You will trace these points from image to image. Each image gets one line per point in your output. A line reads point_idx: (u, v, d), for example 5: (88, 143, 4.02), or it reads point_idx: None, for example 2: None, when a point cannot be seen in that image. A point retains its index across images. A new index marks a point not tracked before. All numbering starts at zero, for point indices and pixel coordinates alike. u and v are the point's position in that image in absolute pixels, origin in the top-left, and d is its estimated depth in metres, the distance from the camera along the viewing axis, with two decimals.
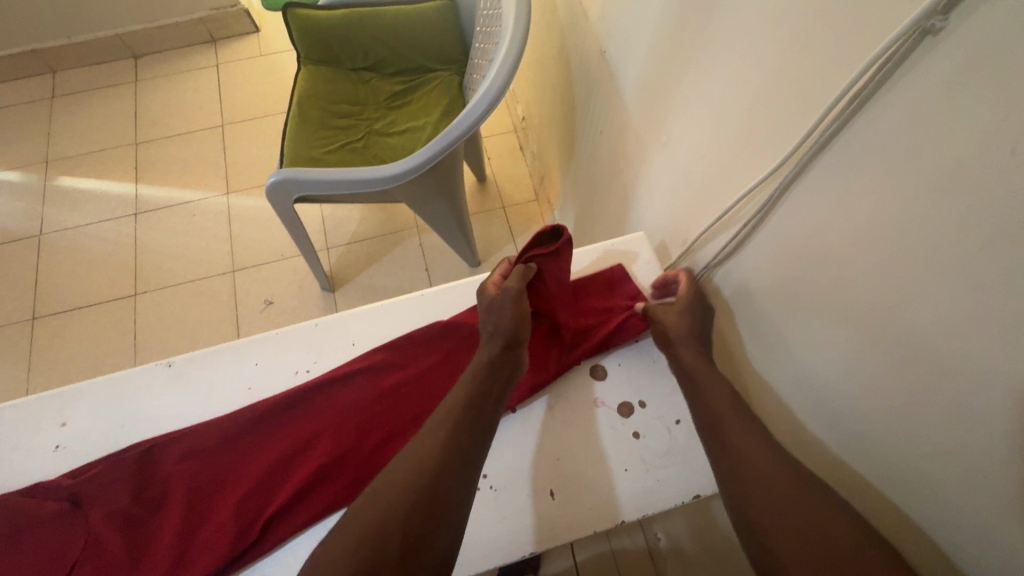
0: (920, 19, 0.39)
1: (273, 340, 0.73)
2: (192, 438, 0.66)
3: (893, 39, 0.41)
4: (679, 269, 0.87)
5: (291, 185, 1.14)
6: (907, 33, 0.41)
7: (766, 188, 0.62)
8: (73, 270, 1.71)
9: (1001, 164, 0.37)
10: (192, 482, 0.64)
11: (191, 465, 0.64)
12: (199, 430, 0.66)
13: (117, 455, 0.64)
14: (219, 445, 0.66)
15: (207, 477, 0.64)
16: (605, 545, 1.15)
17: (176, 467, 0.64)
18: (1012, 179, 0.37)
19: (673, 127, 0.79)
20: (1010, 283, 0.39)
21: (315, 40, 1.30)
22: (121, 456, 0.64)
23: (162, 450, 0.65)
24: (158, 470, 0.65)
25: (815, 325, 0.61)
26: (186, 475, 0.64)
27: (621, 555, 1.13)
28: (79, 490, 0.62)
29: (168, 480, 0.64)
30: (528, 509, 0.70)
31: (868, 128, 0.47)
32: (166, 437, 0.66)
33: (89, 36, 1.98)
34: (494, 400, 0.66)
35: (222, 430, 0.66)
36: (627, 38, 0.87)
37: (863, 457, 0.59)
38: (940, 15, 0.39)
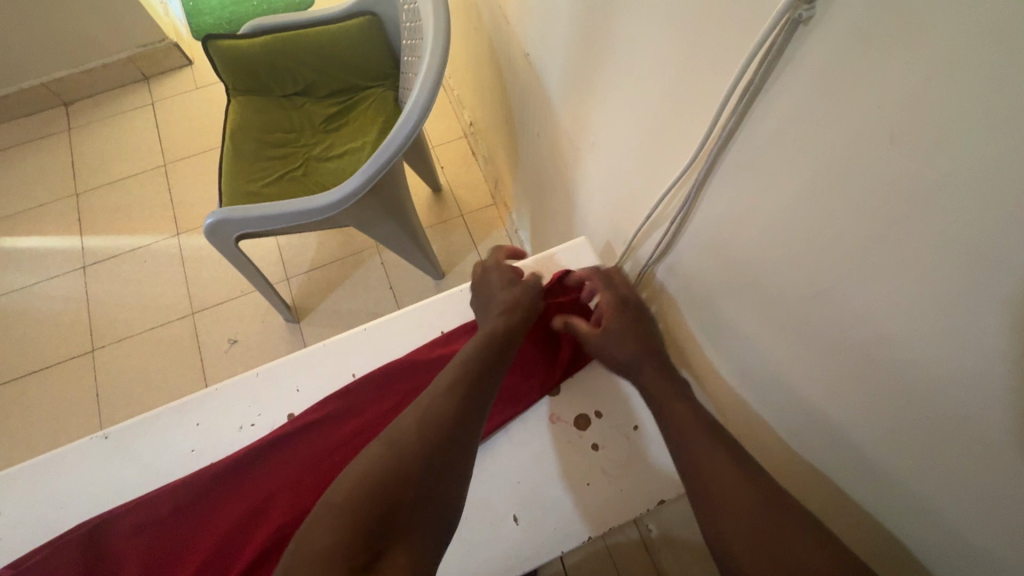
0: (788, 9, 0.40)
1: (212, 397, 0.70)
2: (144, 508, 0.60)
3: (769, 29, 0.41)
4: (624, 268, 0.86)
5: (231, 224, 1.11)
6: (781, 23, 0.41)
7: (685, 183, 0.62)
8: (24, 333, 1.64)
9: (884, 150, 0.38)
10: (146, 556, 0.58)
11: (143, 539, 0.59)
12: (150, 500, 0.61)
13: (62, 537, 0.58)
14: (175, 513, 0.60)
15: (160, 550, 0.59)
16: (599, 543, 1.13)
17: (127, 542, 0.59)
18: (896, 163, 0.37)
19: (598, 126, 0.78)
20: (913, 268, 0.39)
21: (240, 70, 1.26)
22: (67, 537, 0.58)
23: (111, 525, 0.59)
24: (106, 548, 0.58)
25: (751, 315, 0.60)
26: (137, 550, 0.58)
27: (615, 549, 1.12)
28: None
29: (117, 557, 0.58)
30: (495, 534, 0.68)
31: (766, 116, 0.48)
32: (115, 510, 0.60)
33: (13, 88, 1.90)
34: (479, 398, 0.63)
35: (174, 498, 0.61)
36: (545, 39, 0.85)
37: (814, 446, 0.59)
38: (806, 4, 0.40)
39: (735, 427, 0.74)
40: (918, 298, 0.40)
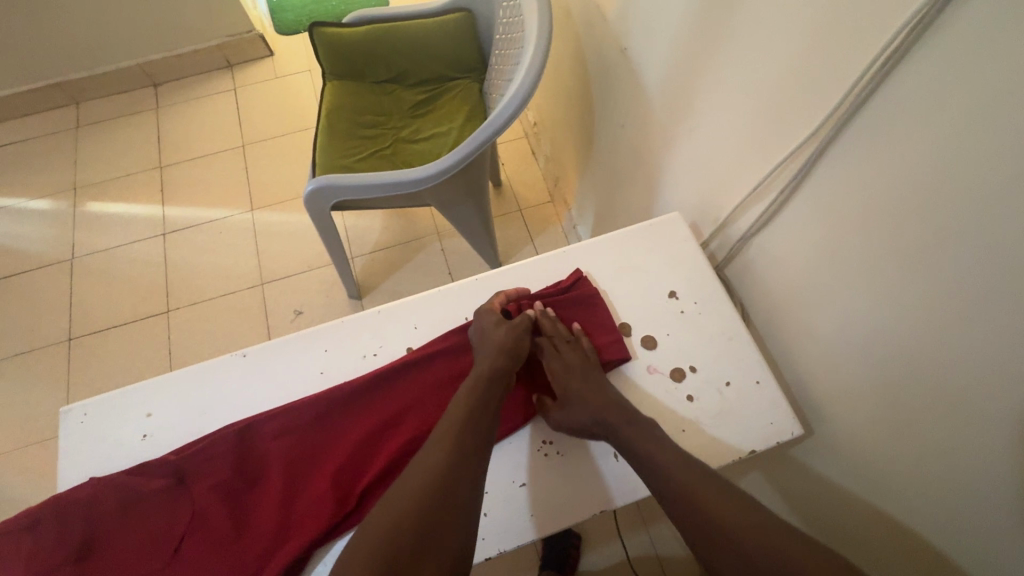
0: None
1: (340, 328, 0.77)
2: (285, 416, 0.69)
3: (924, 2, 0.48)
4: (712, 246, 0.92)
5: (327, 192, 1.20)
6: None
7: (802, 153, 0.68)
8: (106, 291, 1.75)
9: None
10: (288, 456, 0.68)
11: (287, 442, 0.68)
12: (292, 409, 0.70)
13: (219, 432, 0.68)
14: (315, 422, 0.70)
15: (303, 452, 0.68)
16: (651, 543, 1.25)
17: (273, 443, 0.68)
18: None
19: (701, 110, 0.85)
20: None
21: (341, 55, 1.37)
22: (222, 433, 0.68)
23: (257, 428, 0.69)
24: (255, 446, 0.69)
25: (857, 277, 0.66)
26: (283, 450, 0.68)
27: (666, 547, 1.23)
28: (182, 466, 0.66)
29: (265, 454, 0.68)
30: (592, 468, 0.71)
31: (905, 84, 0.54)
32: (262, 415, 0.70)
33: (111, 67, 2.05)
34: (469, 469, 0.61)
35: (313, 409, 0.70)
36: (649, 32, 0.93)
37: (905, 405, 0.63)
38: None
39: (817, 396, 0.78)
40: None
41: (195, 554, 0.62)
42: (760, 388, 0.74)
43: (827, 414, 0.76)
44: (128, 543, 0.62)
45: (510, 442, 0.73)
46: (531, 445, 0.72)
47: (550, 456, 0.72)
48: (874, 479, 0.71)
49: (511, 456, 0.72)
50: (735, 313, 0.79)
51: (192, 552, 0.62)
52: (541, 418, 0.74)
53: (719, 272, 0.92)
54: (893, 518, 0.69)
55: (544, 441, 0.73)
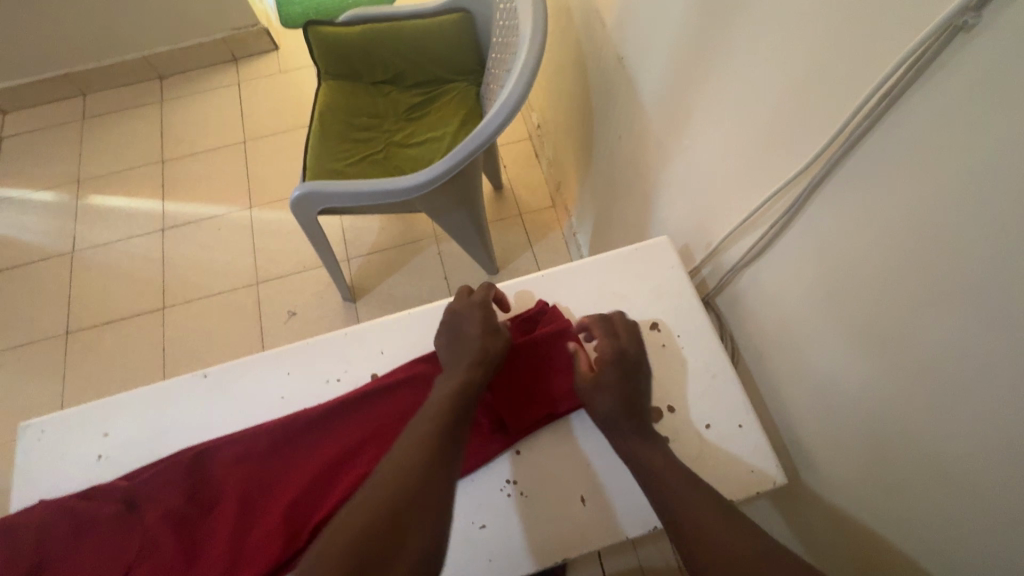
0: (954, 15, 0.41)
1: (305, 350, 0.74)
2: (242, 442, 0.67)
3: (927, 36, 0.43)
4: (703, 272, 0.87)
5: (314, 198, 1.17)
6: (942, 29, 0.42)
7: (797, 184, 0.63)
8: (104, 285, 1.76)
9: None
10: (243, 484, 0.65)
11: (243, 470, 0.66)
12: (250, 435, 0.67)
13: (173, 458, 0.66)
14: (272, 450, 0.67)
15: (258, 481, 0.66)
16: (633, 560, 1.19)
17: (228, 470, 0.66)
18: None
19: (696, 130, 0.80)
20: None
21: (336, 55, 1.33)
22: (176, 459, 0.66)
23: (213, 454, 0.67)
24: (210, 473, 0.66)
25: (851, 322, 0.61)
26: (238, 479, 0.65)
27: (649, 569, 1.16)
28: (133, 492, 0.64)
29: (219, 482, 0.66)
30: (557, 511, 0.67)
31: (905, 121, 0.48)
32: (218, 441, 0.67)
33: (117, 59, 2.05)
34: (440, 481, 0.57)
35: (271, 436, 0.67)
36: (646, 43, 0.88)
37: (897, 464, 0.58)
38: (974, 12, 0.40)
39: (806, 440, 0.73)
40: None
41: None
42: (742, 432, 0.70)
43: (816, 460, 0.72)
44: (71, 573, 0.60)
45: (469, 480, 0.69)
46: (494, 483, 0.69)
47: (513, 496, 0.68)
48: (861, 535, 0.67)
49: (471, 495, 0.68)
50: (721, 349, 0.74)
51: None
52: (505, 455, 0.70)
53: (709, 300, 0.87)
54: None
55: (507, 481, 0.69)
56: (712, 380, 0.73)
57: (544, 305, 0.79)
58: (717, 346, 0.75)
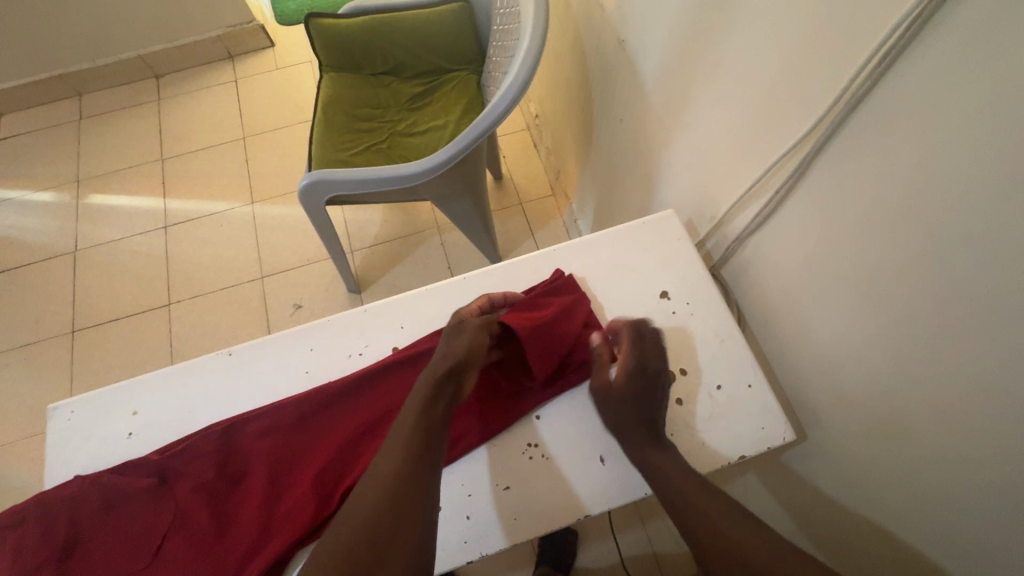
0: None
1: (326, 327, 0.76)
2: (269, 416, 0.69)
3: None
4: (708, 244, 0.90)
5: (322, 186, 1.19)
6: None
7: (798, 151, 0.65)
8: (108, 283, 1.77)
9: None
10: (272, 457, 0.67)
11: (271, 442, 0.68)
12: (276, 409, 0.69)
13: (202, 433, 0.68)
14: (298, 422, 0.69)
15: (285, 453, 0.68)
16: (648, 548, 1.23)
17: (256, 443, 0.68)
18: None
19: (698, 106, 0.83)
20: None
21: (338, 47, 1.35)
22: (205, 433, 0.68)
23: (241, 428, 0.69)
24: (238, 447, 0.68)
25: (854, 282, 0.64)
26: (266, 451, 0.68)
27: (664, 558, 1.21)
28: (165, 466, 0.66)
29: (248, 455, 0.68)
30: (579, 472, 0.69)
31: (901, 82, 0.51)
32: (246, 415, 0.69)
33: (113, 58, 2.05)
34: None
35: (296, 410, 0.69)
36: (646, 25, 0.91)
37: (902, 413, 0.61)
38: None
39: (812, 401, 0.76)
40: None
41: (175, 557, 0.61)
42: (750, 391, 0.73)
43: (822, 419, 0.75)
44: (110, 543, 0.62)
45: (492, 446, 0.71)
46: (516, 446, 0.71)
47: (534, 459, 0.70)
48: (868, 486, 0.70)
49: (495, 459, 0.70)
50: (728, 315, 0.77)
51: (173, 553, 0.61)
52: (526, 420, 0.73)
53: (715, 271, 0.90)
54: (889, 526, 0.68)
55: (529, 445, 0.71)
56: (722, 344, 0.75)
57: (561, 274, 0.80)
58: (725, 313, 0.77)
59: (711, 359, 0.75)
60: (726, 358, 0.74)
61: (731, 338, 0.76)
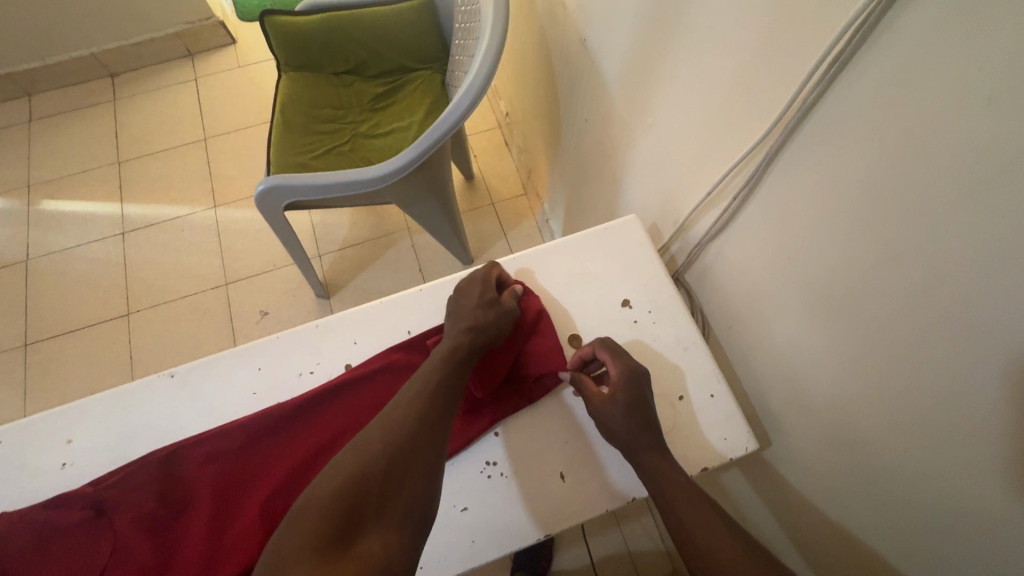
0: None
1: (275, 344, 0.73)
2: (214, 440, 0.66)
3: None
4: (672, 249, 0.88)
5: (279, 191, 1.14)
6: None
7: (754, 156, 0.64)
8: (63, 293, 1.69)
9: (980, 111, 0.40)
10: (217, 483, 0.64)
11: (217, 467, 0.65)
12: (222, 432, 0.66)
13: (142, 460, 0.64)
14: (246, 445, 0.66)
15: (233, 478, 0.65)
16: (623, 548, 1.22)
17: (202, 468, 0.65)
18: (990, 124, 0.40)
19: (659, 108, 0.81)
20: (998, 223, 0.42)
21: (296, 45, 1.30)
22: (147, 459, 0.64)
23: (185, 453, 0.65)
24: (183, 472, 0.65)
25: (815, 287, 0.63)
26: (212, 476, 0.64)
27: (639, 555, 1.21)
28: (102, 496, 0.62)
29: (194, 481, 0.64)
30: (538, 490, 0.67)
31: (853, 87, 0.50)
32: (190, 439, 0.66)
33: (64, 57, 1.96)
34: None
35: (243, 432, 0.66)
36: (607, 24, 0.89)
37: (864, 418, 0.61)
38: None
39: (776, 406, 0.75)
40: (997, 250, 0.42)
41: None
42: (713, 400, 0.71)
43: (786, 424, 0.74)
44: None
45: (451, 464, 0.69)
46: (474, 465, 0.69)
47: (493, 477, 0.68)
48: (831, 489, 0.69)
49: (453, 478, 0.68)
50: (691, 322, 0.76)
51: None
52: (485, 437, 0.70)
53: (679, 276, 0.89)
54: (853, 529, 0.68)
55: (487, 462, 0.69)
56: (684, 353, 0.74)
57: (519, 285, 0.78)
58: (688, 319, 0.76)
59: (673, 368, 0.73)
60: (689, 366, 0.73)
61: (694, 344, 0.74)
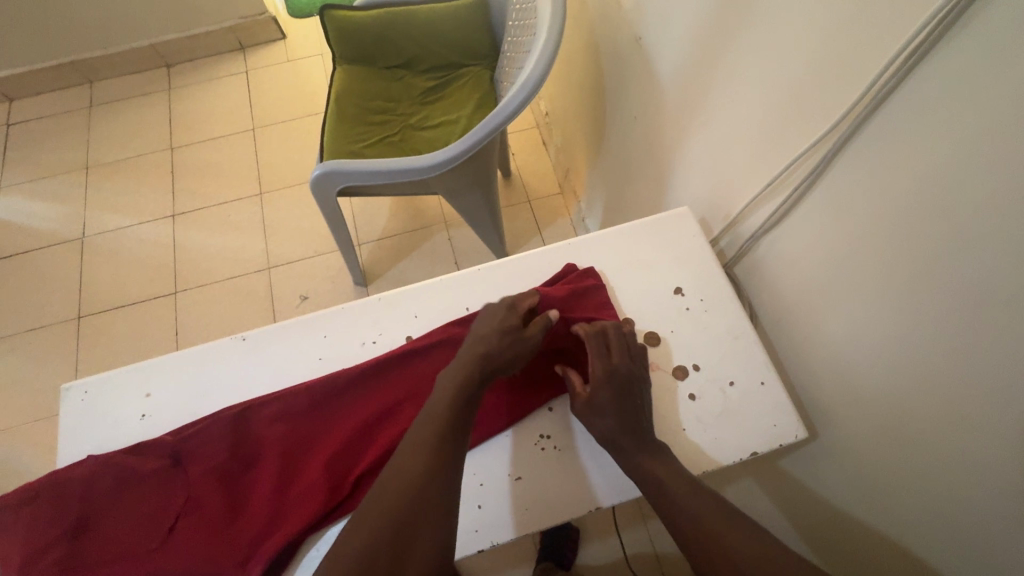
0: None
1: (340, 314, 0.76)
2: (282, 402, 0.69)
3: None
4: (722, 243, 0.90)
5: (334, 177, 1.19)
6: None
7: (817, 150, 0.65)
8: (115, 270, 1.77)
9: None
10: (284, 442, 0.67)
11: (284, 427, 0.68)
12: (290, 394, 0.70)
13: (215, 416, 0.68)
14: (312, 408, 0.69)
15: (298, 438, 0.68)
16: (650, 549, 1.23)
17: (270, 427, 0.68)
18: None
19: (716, 104, 0.83)
20: None
21: (352, 39, 1.35)
22: (220, 415, 0.68)
23: (255, 412, 0.69)
24: (253, 430, 0.68)
25: (874, 280, 0.63)
26: (279, 435, 0.68)
27: (666, 558, 1.22)
28: (178, 447, 0.66)
29: (262, 439, 0.68)
30: (588, 465, 0.69)
31: (926, 81, 0.51)
32: (259, 399, 0.69)
33: (124, 46, 2.06)
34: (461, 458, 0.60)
35: (310, 395, 0.70)
36: (664, 24, 0.91)
37: (917, 413, 0.61)
38: None
39: (824, 402, 0.76)
40: None
41: (187, 537, 0.61)
42: (763, 388, 0.73)
43: (833, 419, 0.74)
44: (122, 521, 0.62)
45: (504, 435, 0.71)
46: (528, 437, 0.71)
47: (546, 450, 0.70)
48: (879, 485, 0.69)
49: (506, 449, 0.70)
50: (742, 312, 0.77)
51: (184, 534, 0.61)
52: (539, 412, 0.73)
53: (728, 269, 0.90)
54: (897, 527, 0.68)
55: (541, 436, 0.71)
56: (734, 343, 0.75)
57: (574, 268, 0.81)
58: (738, 311, 0.77)
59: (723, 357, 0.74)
60: (738, 356, 0.75)
61: (744, 334, 0.76)
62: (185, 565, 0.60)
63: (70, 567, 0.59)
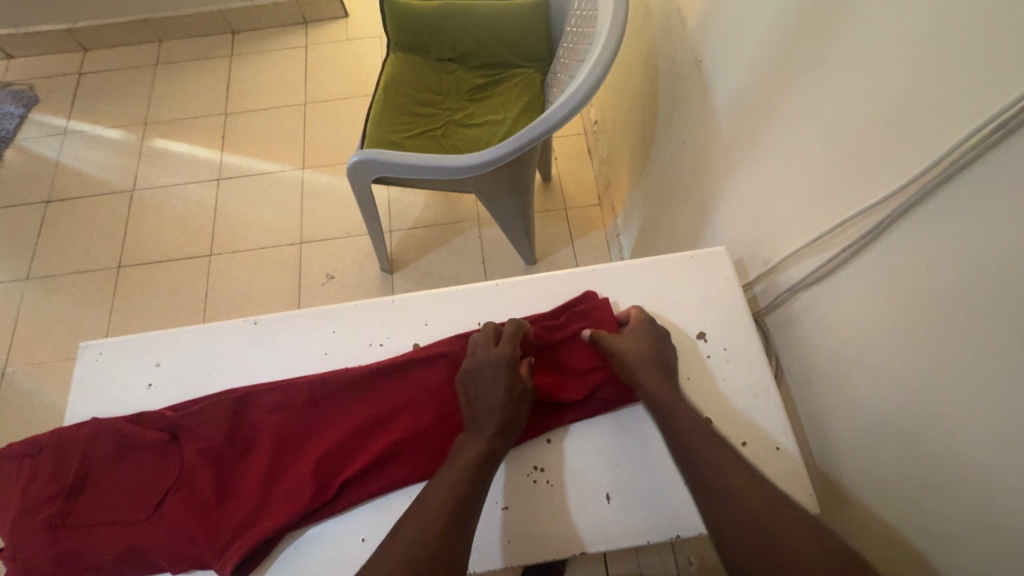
0: None
1: (352, 310, 0.76)
2: (283, 392, 0.69)
3: None
4: (756, 289, 0.85)
5: (371, 165, 1.18)
6: None
7: (876, 211, 0.59)
8: (157, 225, 1.83)
9: None
10: (279, 433, 0.67)
11: (280, 418, 0.68)
12: (291, 385, 0.69)
13: (217, 396, 0.68)
14: (311, 402, 0.69)
15: (292, 431, 0.68)
16: None
17: (266, 416, 0.68)
18: None
19: (769, 144, 0.78)
20: None
21: (408, 28, 1.34)
22: (220, 397, 0.68)
23: (255, 398, 0.69)
24: (250, 415, 0.68)
25: (917, 364, 0.57)
26: (274, 425, 0.68)
27: None
28: (178, 423, 0.67)
29: (258, 426, 0.68)
30: (579, 505, 0.66)
31: (1009, 161, 0.45)
32: (261, 387, 0.69)
33: (194, 10, 2.11)
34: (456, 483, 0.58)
35: (310, 389, 0.69)
36: (727, 51, 0.86)
37: (943, 517, 0.55)
38: None
39: (841, 477, 0.70)
40: None
41: (174, 514, 0.62)
42: (777, 453, 0.68)
43: (849, 498, 0.69)
44: (115, 487, 0.64)
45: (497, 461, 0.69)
46: (521, 467, 0.69)
47: (538, 483, 0.68)
48: None
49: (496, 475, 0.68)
50: (766, 368, 0.73)
51: (171, 509, 0.62)
52: (536, 441, 0.70)
53: (759, 318, 0.85)
54: None
55: (535, 467, 0.69)
56: (754, 402, 0.71)
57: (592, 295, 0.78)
58: (762, 368, 0.73)
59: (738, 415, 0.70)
60: (754, 415, 0.70)
61: (764, 393, 0.71)
62: (167, 541, 0.60)
63: (61, 524, 0.61)
